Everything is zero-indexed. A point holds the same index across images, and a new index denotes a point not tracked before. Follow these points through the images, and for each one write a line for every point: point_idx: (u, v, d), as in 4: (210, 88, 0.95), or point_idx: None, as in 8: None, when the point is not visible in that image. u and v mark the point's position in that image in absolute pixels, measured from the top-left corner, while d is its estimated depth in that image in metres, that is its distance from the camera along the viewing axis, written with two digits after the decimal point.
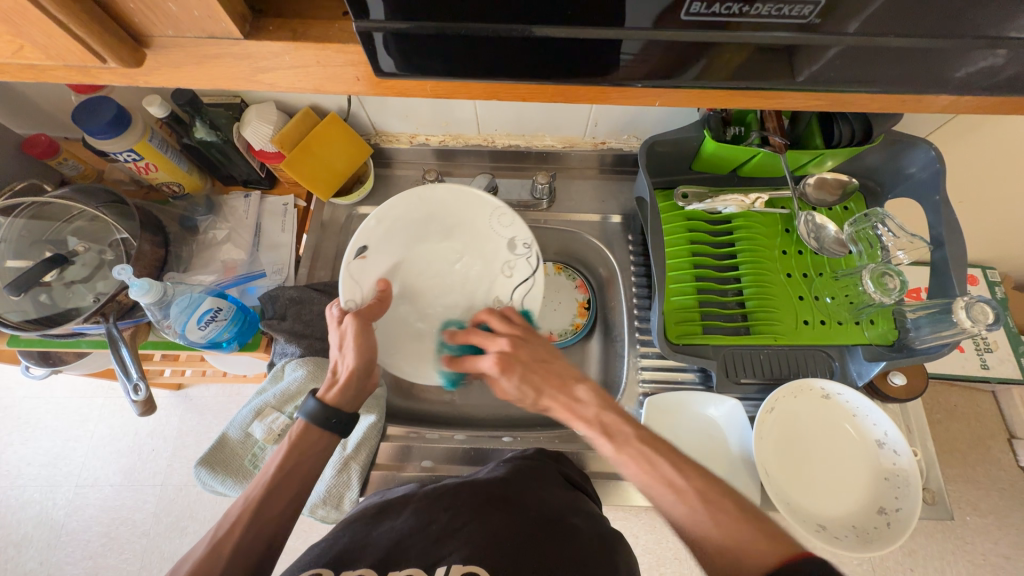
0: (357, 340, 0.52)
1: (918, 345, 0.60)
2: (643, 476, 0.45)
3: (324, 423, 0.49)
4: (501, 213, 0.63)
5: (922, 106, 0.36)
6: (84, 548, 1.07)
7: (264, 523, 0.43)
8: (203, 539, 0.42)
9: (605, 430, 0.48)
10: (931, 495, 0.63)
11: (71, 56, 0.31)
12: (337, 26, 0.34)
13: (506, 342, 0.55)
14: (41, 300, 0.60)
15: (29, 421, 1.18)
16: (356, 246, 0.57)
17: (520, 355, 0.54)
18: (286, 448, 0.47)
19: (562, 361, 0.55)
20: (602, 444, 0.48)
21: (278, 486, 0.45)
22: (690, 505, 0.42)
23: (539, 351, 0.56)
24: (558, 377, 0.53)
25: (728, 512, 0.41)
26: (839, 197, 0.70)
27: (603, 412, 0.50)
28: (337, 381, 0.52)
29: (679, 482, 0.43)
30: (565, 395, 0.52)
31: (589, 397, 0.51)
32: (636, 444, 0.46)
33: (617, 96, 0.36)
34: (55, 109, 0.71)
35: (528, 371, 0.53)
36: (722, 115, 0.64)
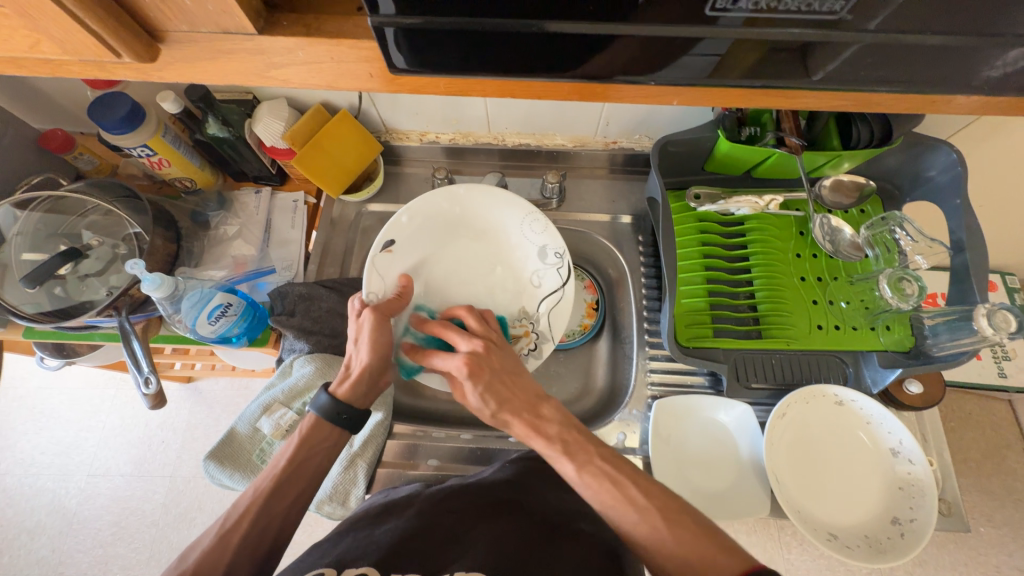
0: (373, 336, 0.52)
1: (935, 353, 0.59)
2: (606, 496, 0.43)
3: (335, 419, 0.49)
4: (534, 219, 0.65)
5: (947, 106, 0.35)
6: (95, 537, 1.09)
7: (272, 517, 0.44)
8: (211, 528, 0.42)
9: (565, 448, 0.47)
10: (946, 506, 0.62)
11: (86, 51, 0.31)
12: (351, 21, 0.34)
13: (479, 344, 0.53)
14: (55, 293, 0.61)
15: (43, 411, 1.20)
16: (383, 238, 0.59)
17: (491, 360, 0.53)
18: (296, 444, 0.47)
19: (529, 376, 0.53)
20: (563, 463, 0.46)
21: (286, 481, 0.45)
22: (652, 524, 0.41)
23: (510, 363, 0.54)
24: (524, 393, 0.51)
25: (687, 528, 0.40)
26: (856, 200, 0.68)
27: (566, 430, 0.48)
28: (349, 375, 0.51)
29: (640, 500, 0.42)
30: (530, 414, 0.50)
31: (555, 415, 0.49)
32: (599, 465, 0.45)
33: (632, 94, 0.35)
34: (72, 104, 0.72)
35: (496, 382, 0.51)
36: (737, 114, 0.63)
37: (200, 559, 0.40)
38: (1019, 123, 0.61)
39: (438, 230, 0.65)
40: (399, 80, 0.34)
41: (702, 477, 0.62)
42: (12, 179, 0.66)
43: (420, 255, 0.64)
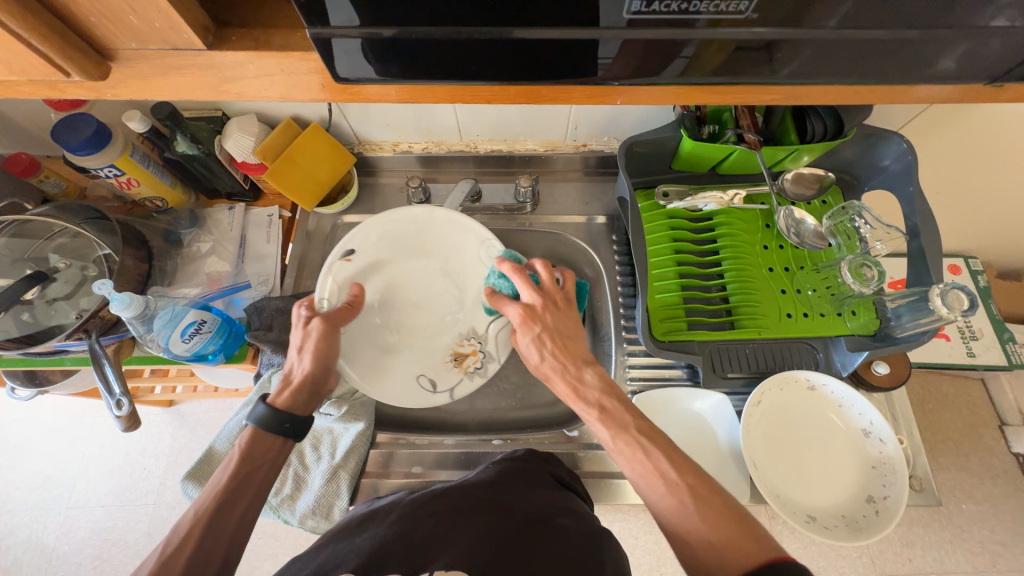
0: (318, 345, 0.54)
1: (899, 334, 0.61)
2: (636, 465, 0.45)
3: (279, 429, 0.49)
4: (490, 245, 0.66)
5: (879, 98, 0.37)
6: (76, 572, 1.05)
7: (220, 532, 0.43)
8: (153, 554, 0.40)
9: (602, 413, 0.48)
10: (918, 483, 0.64)
11: (34, 70, 0.31)
12: (301, 34, 0.34)
13: (539, 300, 0.55)
14: (23, 318, 0.59)
15: (18, 444, 1.16)
16: (341, 247, 0.62)
17: (547, 318, 0.54)
18: (237, 460, 0.47)
19: (582, 342, 0.54)
20: (598, 427, 0.48)
21: (232, 496, 0.45)
22: (679, 500, 0.41)
23: (568, 323, 0.55)
24: (571, 355, 0.53)
25: (715, 509, 0.40)
26: (817, 191, 0.71)
27: (605, 397, 0.49)
28: (291, 382, 0.53)
29: (672, 475, 0.43)
30: (571, 375, 0.51)
31: (594, 380, 0.50)
32: (633, 433, 0.46)
33: (581, 96, 0.36)
34: (37, 127, 0.72)
35: (549, 338, 0.53)
36: (695, 114, 0.65)
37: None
38: (960, 112, 0.64)
39: (403, 247, 0.66)
40: (353, 90, 0.35)
41: None
42: None
43: (380, 268, 0.65)
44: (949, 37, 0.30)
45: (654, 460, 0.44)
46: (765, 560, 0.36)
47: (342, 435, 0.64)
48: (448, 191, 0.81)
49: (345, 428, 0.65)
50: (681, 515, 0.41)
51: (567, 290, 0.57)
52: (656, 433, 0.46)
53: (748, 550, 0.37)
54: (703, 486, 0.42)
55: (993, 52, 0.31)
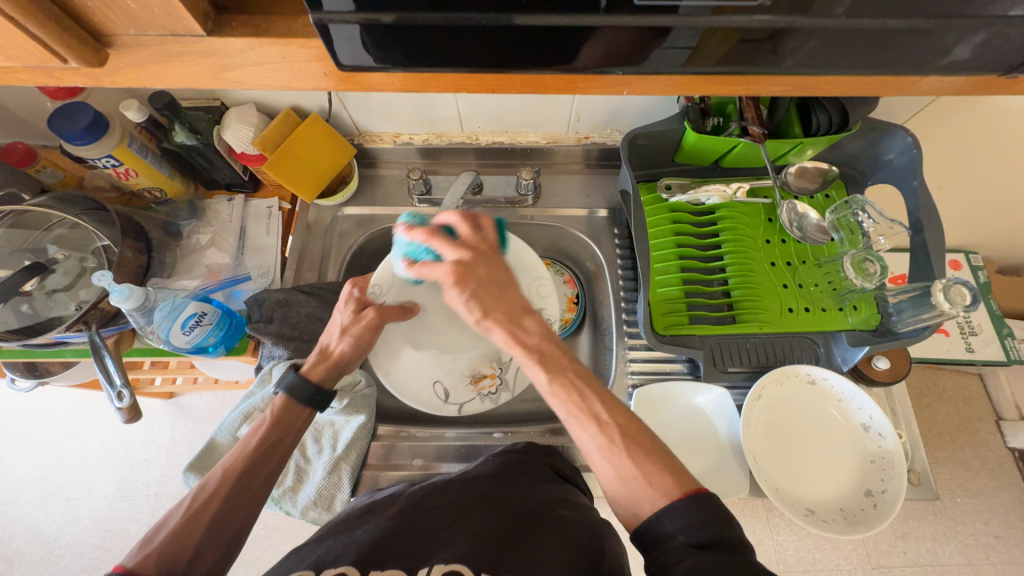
0: (364, 336, 0.55)
1: (900, 329, 0.61)
2: (572, 408, 0.44)
3: (309, 400, 0.51)
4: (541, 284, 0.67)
5: (889, 89, 0.36)
6: (78, 561, 1.06)
7: (243, 494, 0.44)
8: (179, 508, 0.42)
9: (541, 359, 0.46)
10: (916, 476, 0.65)
11: (31, 56, 0.31)
12: (302, 21, 0.33)
13: (467, 253, 0.50)
14: (21, 310, 0.59)
15: (19, 435, 1.17)
16: None
17: (478, 269, 0.50)
18: (267, 424, 0.48)
19: (516, 289, 0.51)
20: (536, 371, 0.46)
21: (259, 459, 0.46)
22: (610, 440, 0.42)
23: (498, 273, 0.51)
24: (509, 305, 0.50)
25: (640, 446, 0.41)
26: (819, 185, 0.71)
27: (545, 343, 0.47)
28: (326, 358, 0.54)
29: (603, 417, 0.43)
30: (510, 324, 0.48)
31: (536, 327, 0.48)
32: (571, 377, 0.45)
33: (585, 87, 0.36)
34: (33, 116, 0.71)
35: (482, 292, 0.49)
36: (701, 106, 0.64)
37: (169, 537, 0.40)
38: (966, 106, 0.64)
39: None
40: (355, 78, 0.34)
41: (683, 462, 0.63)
42: None
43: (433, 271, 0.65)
44: (955, 28, 0.30)
45: (588, 403, 0.44)
46: (681, 492, 0.38)
47: (343, 427, 0.64)
48: (448, 183, 0.80)
49: (347, 420, 0.65)
50: (610, 454, 0.41)
51: (490, 237, 0.53)
52: (588, 375, 0.46)
53: (668, 482, 0.39)
54: (633, 426, 0.43)
55: (1009, 40, 0.30)
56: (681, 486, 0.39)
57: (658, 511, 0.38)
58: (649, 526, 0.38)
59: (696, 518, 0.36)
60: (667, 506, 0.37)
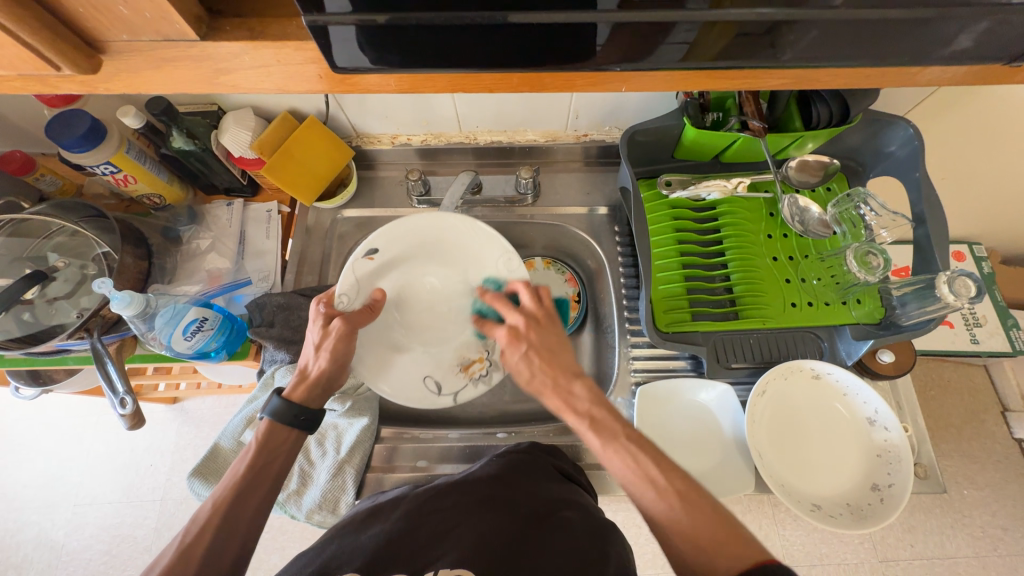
0: (336, 347, 0.54)
1: (905, 322, 0.61)
2: (627, 472, 0.44)
3: (292, 420, 0.51)
4: (509, 258, 0.64)
5: (891, 80, 0.36)
6: (86, 567, 1.06)
7: (234, 523, 0.44)
8: (171, 545, 0.42)
9: (593, 423, 0.47)
10: (922, 470, 0.64)
11: (24, 64, 0.31)
12: (297, 23, 0.33)
13: (526, 320, 0.54)
14: (24, 318, 0.59)
15: (25, 442, 1.17)
16: (366, 245, 0.60)
17: (535, 336, 0.53)
18: (254, 450, 0.48)
19: (570, 354, 0.52)
20: (589, 436, 0.47)
21: (248, 486, 0.46)
22: (669, 505, 0.41)
23: (553, 339, 0.53)
24: (559, 367, 0.51)
25: (703, 512, 0.40)
26: (821, 178, 0.70)
27: (595, 407, 0.48)
28: (306, 378, 0.54)
29: (661, 483, 0.42)
30: (560, 388, 0.50)
31: (585, 392, 0.49)
32: (623, 442, 0.45)
33: (585, 84, 0.36)
34: (31, 124, 0.71)
35: (534, 354, 0.52)
36: (700, 101, 0.64)
37: (162, 574, 0.39)
38: (968, 96, 0.63)
39: (430, 250, 0.65)
40: (352, 80, 0.34)
41: (686, 458, 0.63)
42: None
43: (400, 269, 0.64)
44: (956, 17, 0.29)
45: (644, 466, 0.43)
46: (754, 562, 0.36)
47: (346, 430, 0.64)
48: (448, 183, 0.80)
49: (350, 423, 0.65)
50: (670, 520, 0.40)
51: (547, 306, 0.56)
52: (644, 440, 0.45)
53: (737, 553, 0.37)
54: (693, 491, 0.41)
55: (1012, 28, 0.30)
56: (750, 557, 0.36)
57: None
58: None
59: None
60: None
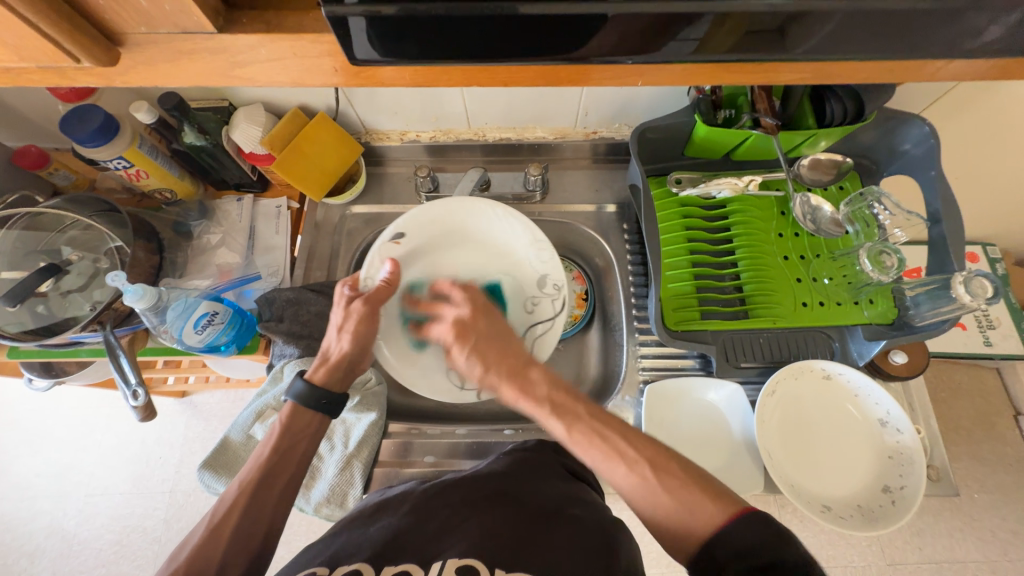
0: (358, 327, 0.54)
1: (918, 323, 0.60)
2: (597, 451, 0.44)
3: (316, 405, 0.50)
4: (540, 247, 0.65)
5: (907, 74, 0.35)
6: (96, 557, 1.08)
7: (263, 506, 0.45)
8: (201, 524, 0.43)
9: (553, 408, 0.47)
10: (935, 472, 0.63)
11: (42, 56, 0.31)
12: (315, 18, 0.33)
13: (467, 311, 0.57)
14: (38, 310, 0.60)
15: (37, 434, 1.19)
16: (392, 229, 0.63)
17: (478, 325, 0.56)
18: (277, 434, 0.49)
19: (517, 343, 0.54)
20: (553, 422, 0.47)
21: (273, 470, 0.46)
22: (642, 476, 0.42)
23: (498, 325, 0.57)
24: (510, 362, 0.52)
25: (672, 475, 0.41)
26: (834, 177, 0.69)
27: (554, 391, 0.49)
28: (327, 361, 0.54)
29: (631, 454, 0.43)
30: (519, 379, 0.51)
31: (542, 377, 0.50)
32: (588, 421, 0.46)
33: (599, 78, 0.35)
34: (46, 120, 0.72)
35: (480, 345, 0.54)
36: (712, 97, 0.63)
37: (193, 554, 0.41)
38: (986, 93, 0.62)
39: (452, 238, 0.66)
40: (366, 73, 0.34)
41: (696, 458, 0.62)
42: None
43: (425, 257, 0.65)
44: (978, 11, 0.29)
45: (612, 442, 0.44)
46: (729, 515, 0.38)
47: (355, 425, 0.65)
48: (456, 180, 0.80)
49: (358, 418, 0.65)
50: (648, 492, 0.41)
51: (478, 297, 0.59)
52: (607, 417, 0.46)
53: (711, 509, 0.39)
54: (660, 457, 0.43)
55: None
56: (724, 510, 0.38)
57: (706, 538, 0.37)
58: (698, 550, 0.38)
59: (744, 539, 0.36)
60: (716, 534, 0.37)
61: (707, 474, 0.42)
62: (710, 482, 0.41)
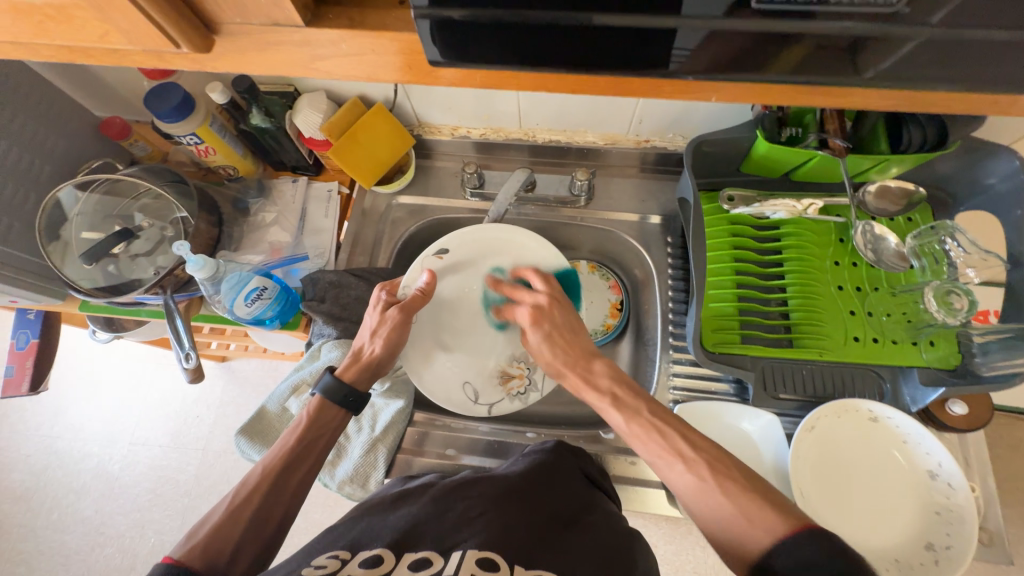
0: (390, 334, 0.57)
1: (986, 374, 0.55)
2: (654, 446, 0.45)
3: (342, 401, 0.53)
4: (571, 279, 0.67)
5: (1010, 107, 0.32)
6: (134, 501, 1.16)
7: (283, 492, 0.47)
8: (222, 502, 0.44)
9: (614, 401, 0.50)
10: (987, 536, 0.59)
11: (149, 41, 0.33)
12: (393, 15, 0.34)
13: (543, 299, 0.62)
14: (109, 270, 0.65)
15: (93, 381, 1.29)
16: (438, 245, 0.64)
17: (553, 315, 0.61)
18: (304, 424, 0.51)
19: (586, 336, 0.59)
20: (611, 414, 0.50)
21: (296, 458, 0.49)
22: (699, 476, 0.41)
23: (572, 321, 0.60)
24: (579, 351, 0.57)
25: (735, 483, 0.40)
26: (903, 207, 0.65)
27: (616, 386, 0.52)
28: (358, 360, 0.57)
29: (689, 454, 0.43)
30: (580, 369, 0.55)
31: (604, 371, 0.54)
32: (646, 418, 0.47)
33: (666, 90, 0.35)
34: (131, 94, 0.77)
35: (555, 333, 0.59)
36: (779, 114, 0.60)
37: (214, 530, 0.42)
38: None
39: (491, 260, 0.68)
40: (433, 73, 0.34)
41: None
42: (73, 161, 0.71)
43: (463, 273, 0.67)
44: None
45: (671, 440, 0.45)
46: (789, 527, 0.35)
47: (382, 409, 0.66)
48: (502, 179, 0.80)
49: (386, 403, 0.67)
50: (703, 493, 0.40)
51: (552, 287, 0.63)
52: (671, 417, 0.47)
53: (774, 518, 0.36)
54: (721, 459, 0.42)
55: None
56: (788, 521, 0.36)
57: (767, 550, 0.35)
58: (756, 565, 0.35)
59: (802, 553, 0.33)
60: (776, 544, 0.34)
61: (770, 488, 0.39)
62: (777, 495, 0.39)
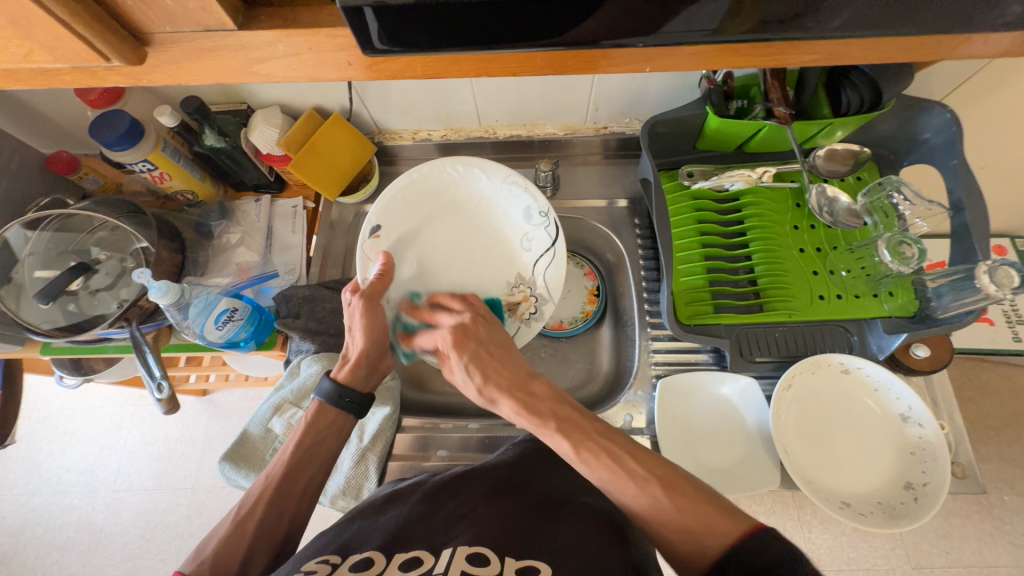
0: (364, 322, 0.56)
1: (941, 315, 0.58)
2: (602, 469, 0.46)
3: (339, 402, 0.53)
4: (514, 183, 0.66)
5: (920, 51, 0.35)
6: (123, 550, 1.11)
7: (285, 501, 0.48)
8: (228, 516, 0.46)
9: (560, 427, 0.49)
10: (960, 470, 0.62)
11: (76, 56, 0.32)
12: (329, 12, 0.34)
13: (467, 316, 0.59)
14: (70, 308, 0.63)
15: (67, 430, 1.23)
16: (368, 225, 0.63)
17: (478, 332, 0.58)
18: (303, 431, 0.52)
19: (514, 352, 0.58)
20: (559, 441, 0.49)
21: (298, 466, 0.50)
22: (653, 497, 0.43)
23: (498, 337, 0.59)
24: (508, 368, 0.55)
25: (685, 494, 0.43)
26: (851, 167, 0.67)
27: (557, 404, 0.52)
28: (348, 360, 0.57)
29: (639, 473, 0.45)
30: (521, 392, 0.53)
31: (544, 392, 0.53)
32: (593, 439, 0.48)
33: (606, 65, 0.36)
34: (75, 125, 0.75)
35: (482, 352, 0.56)
36: (724, 88, 0.62)
37: (220, 544, 0.44)
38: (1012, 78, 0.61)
39: (432, 207, 0.67)
40: (378, 66, 0.35)
41: (709, 452, 0.62)
42: (20, 201, 0.68)
43: (410, 240, 0.66)
44: None
45: (627, 466, 0.45)
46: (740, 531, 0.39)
47: (369, 419, 0.66)
48: None
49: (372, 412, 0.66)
50: (655, 510, 0.43)
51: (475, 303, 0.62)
52: (615, 450, 0.47)
53: (723, 527, 0.40)
54: (670, 476, 0.45)
55: None
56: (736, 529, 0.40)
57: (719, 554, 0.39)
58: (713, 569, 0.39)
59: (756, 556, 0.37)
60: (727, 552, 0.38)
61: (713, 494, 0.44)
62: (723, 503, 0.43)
